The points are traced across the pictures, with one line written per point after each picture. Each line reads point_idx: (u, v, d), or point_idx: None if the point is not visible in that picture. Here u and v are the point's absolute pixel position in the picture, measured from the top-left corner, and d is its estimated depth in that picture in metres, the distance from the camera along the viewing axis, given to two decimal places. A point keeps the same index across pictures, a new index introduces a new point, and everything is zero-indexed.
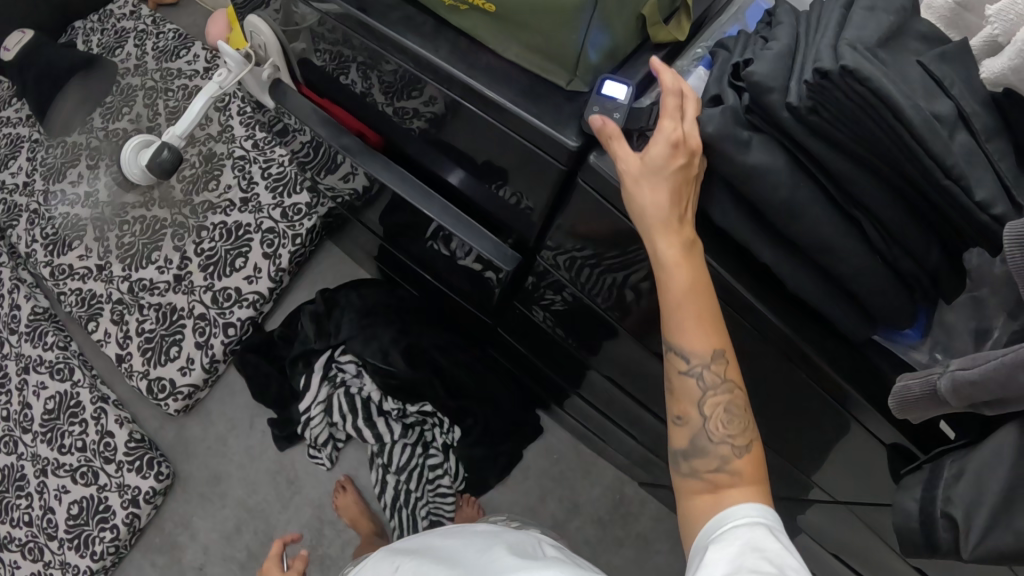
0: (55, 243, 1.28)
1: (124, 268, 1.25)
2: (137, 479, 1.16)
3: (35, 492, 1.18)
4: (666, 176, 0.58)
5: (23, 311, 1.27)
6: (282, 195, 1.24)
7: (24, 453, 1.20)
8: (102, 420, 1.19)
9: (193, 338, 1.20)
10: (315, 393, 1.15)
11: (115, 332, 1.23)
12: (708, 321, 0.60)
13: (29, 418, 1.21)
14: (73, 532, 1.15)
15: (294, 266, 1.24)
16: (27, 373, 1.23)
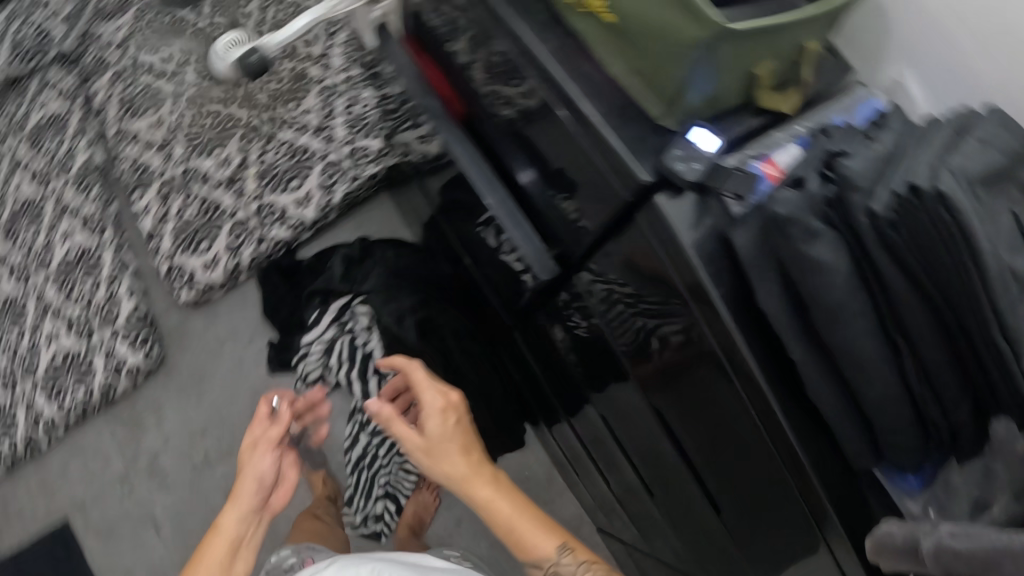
0: (130, 107, 1.30)
1: (185, 153, 1.27)
2: (126, 350, 1.18)
3: (28, 329, 1.20)
4: (446, 439, 0.86)
5: (78, 160, 1.29)
6: (356, 134, 1.24)
7: (29, 291, 1.22)
8: (114, 285, 1.21)
9: (226, 239, 1.23)
10: (322, 331, 1.14)
11: (154, 208, 1.26)
12: (537, 523, 0.83)
13: (48, 259, 1.23)
14: (49, 379, 1.17)
15: (344, 207, 1.26)
16: (58, 219, 1.25)
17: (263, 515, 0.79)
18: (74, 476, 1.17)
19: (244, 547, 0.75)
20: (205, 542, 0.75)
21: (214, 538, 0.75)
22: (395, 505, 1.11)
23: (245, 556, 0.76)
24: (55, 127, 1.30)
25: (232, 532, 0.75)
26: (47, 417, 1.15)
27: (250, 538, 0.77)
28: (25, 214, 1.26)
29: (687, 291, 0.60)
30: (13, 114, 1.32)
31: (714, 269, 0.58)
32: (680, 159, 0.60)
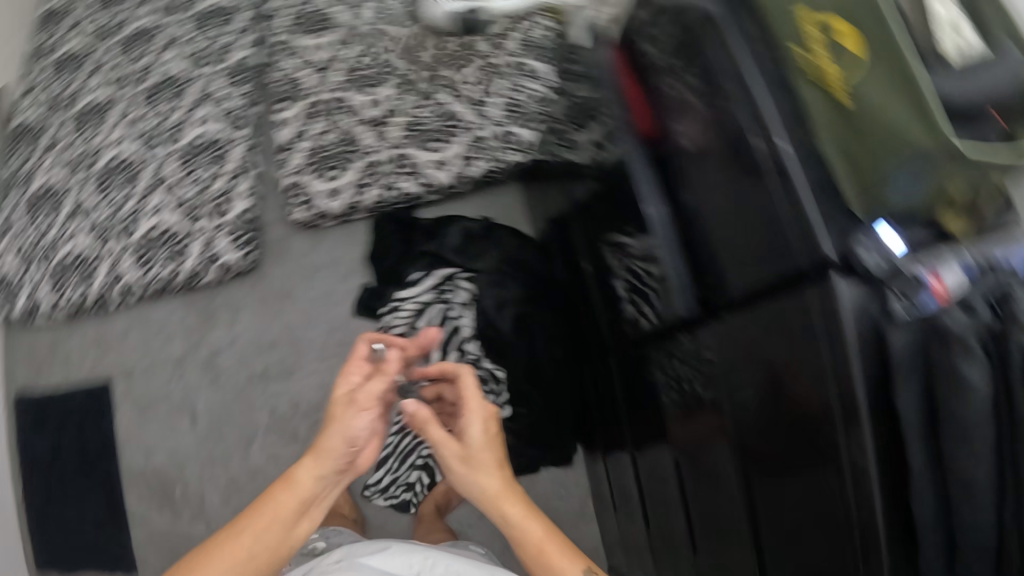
0: (306, 17, 1.15)
1: (341, 82, 1.10)
2: (227, 249, 1.07)
3: (137, 195, 1.11)
4: (484, 447, 0.76)
5: (237, 48, 1.16)
6: (513, 115, 1.04)
7: (143, 161, 1.13)
8: (235, 180, 1.09)
9: (354, 179, 1.06)
10: (419, 291, 1.01)
11: (291, 125, 1.09)
12: (570, 549, 0.71)
13: (177, 134, 1.13)
14: (142, 248, 1.09)
15: (480, 183, 1.08)
16: (195, 96, 1.15)
17: (340, 477, 0.69)
18: (132, 350, 1.11)
19: (312, 508, 0.67)
20: (276, 490, 0.67)
21: (284, 497, 0.66)
22: (429, 478, 1.03)
23: (309, 517, 0.68)
24: (219, 20, 1.17)
25: (308, 494, 0.67)
26: (123, 285, 1.09)
27: (323, 498, 0.68)
28: (158, 85, 1.16)
29: (811, 400, 0.46)
30: None
31: (851, 373, 0.43)
32: (868, 248, 0.44)
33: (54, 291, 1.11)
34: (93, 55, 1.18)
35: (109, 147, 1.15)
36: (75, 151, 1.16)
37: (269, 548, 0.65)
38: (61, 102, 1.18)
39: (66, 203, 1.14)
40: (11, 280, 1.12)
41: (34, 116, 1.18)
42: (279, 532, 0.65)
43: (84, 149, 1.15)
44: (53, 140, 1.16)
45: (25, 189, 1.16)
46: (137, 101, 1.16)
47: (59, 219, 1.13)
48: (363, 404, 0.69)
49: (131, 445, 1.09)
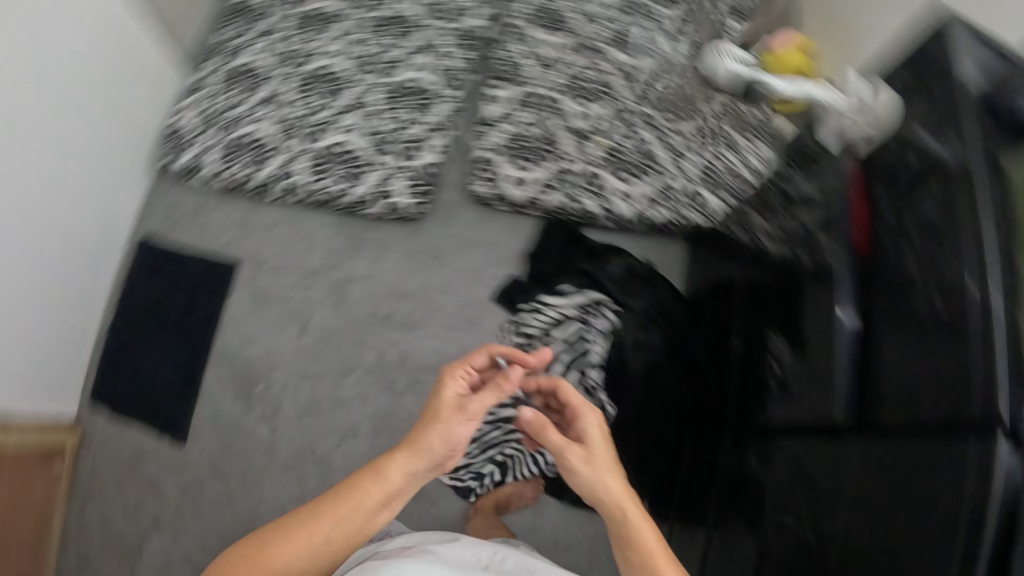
0: (544, 16, 1.19)
1: (560, 82, 1.15)
2: (401, 193, 1.09)
3: (332, 110, 1.14)
4: (604, 451, 0.68)
5: (471, 16, 1.20)
6: (707, 181, 1.10)
7: (348, 79, 1.16)
8: (431, 134, 1.11)
9: (544, 175, 1.09)
10: (564, 305, 1.05)
11: (501, 104, 1.13)
12: None
13: (389, 70, 1.16)
14: (321, 158, 1.11)
15: (653, 227, 1.11)
16: (418, 41, 1.18)
17: (427, 476, 0.67)
18: (271, 245, 1.13)
19: (395, 504, 0.65)
20: (360, 479, 0.65)
21: (371, 488, 0.64)
22: (500, 476, 1.06)
23: (389, 511, 0.66)
24: None
25: (395, 488, 0.65)
26: (288, 182, 1.11)
27: (405, 495, 0.66)
28: (386, 18, 1.20)
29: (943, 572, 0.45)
30: None
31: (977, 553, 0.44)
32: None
33: (222, 163, 1.14)
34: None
35: (321, 55, 1.19)
36: (289, 47, 1.20)
37: (343, 536, 0.63)
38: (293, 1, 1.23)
39: (264, 89, 1.17)
40: (188, 138, 1.17)
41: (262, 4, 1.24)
42: (362, 520, 0.63)
43: (298, 49, 1.19)
44: (273, 31, 1.21)
45: (229, 63, 1.21)
46: (362, 24, 1.20)
47: (252, 102, 1.17)
48: (468, 412, 0.67)
49: (234, 332, 1.11)
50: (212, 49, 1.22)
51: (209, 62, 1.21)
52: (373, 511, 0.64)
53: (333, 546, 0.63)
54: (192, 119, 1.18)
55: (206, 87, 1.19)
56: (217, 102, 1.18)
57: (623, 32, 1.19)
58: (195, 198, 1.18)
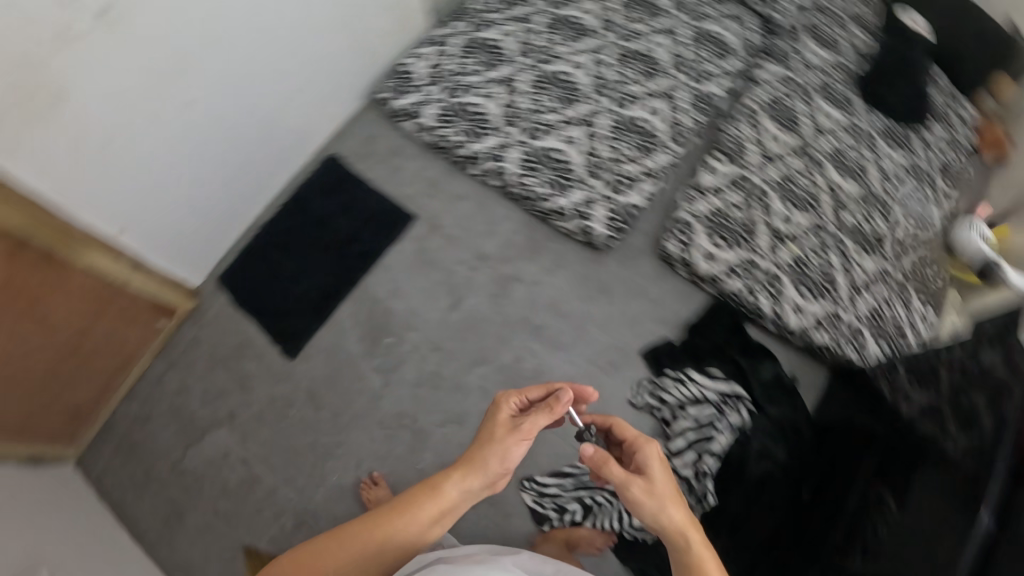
0: (778, 109, 1.20)
1: (773, 178, 1.16)
2: (600, 220, 1.09)
3: (560, 116, 1.15)
4: (666, 483, 0.72)
5: (712, 81, 1.21)
6: (873, 325, 1.11)
7: (583, 93, 1.17)
8: (644, 177, 1.13)
9: (731, 260, 1.11)
10: (709, 386, 1.06)
11: (716, 177, 1.15)
12: None
13: (624, 101, 1.17)
14: (535, 157, 1.12)
15: (805, 346, 1.12)
16: (660, 86, 1.19)
17: (479, 493, 0.76)
18: (452, 215, 1.13)
19: (446, 519, 0.76)
20: (420, 490, 0.76)
21: (427, 499, 0.75)
22: (581, 517, 1.06)
23: (442, 523, 0.76)
24: (714, 51, 1.24)
25: (450, 499, 0.75)
26: (496, 165, 1.12)
27: (457, 509, 0.77)
28: (636, 52, 1.21)
29: None
30: (705, 12, 1.27)
31: None
32: None
33: (439, 120, 1.15)
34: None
35: (565, 61, 1.20)
36: (536, 39, 1.21)
37: (400, 541, 0.74)
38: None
39: (501, 69, 1.18)
40: (413, 84, 1.17)
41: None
42: (414, 533, 0.74)
43: (545, 45, 1.21)
44: (528, 19, 1.23)
45: (476, 31, 1.22)
46: (611, 47, 1.22)
47: (486, 76, 1.17)
48: (523, 438, 0.75)
49: (385, 280, 1.11)
50: (464, 10, 1.24)
51: (457, 22, 1.23)
52: (429, 517, 0.75)
53: (391, 547, 0.74)
54: (423, 68, 1.18)
55: (448, 44, 1.20)
56: (452, 61, 1.18)
57: (844, 153, 1.19)
58: (393, 140, 1.19)
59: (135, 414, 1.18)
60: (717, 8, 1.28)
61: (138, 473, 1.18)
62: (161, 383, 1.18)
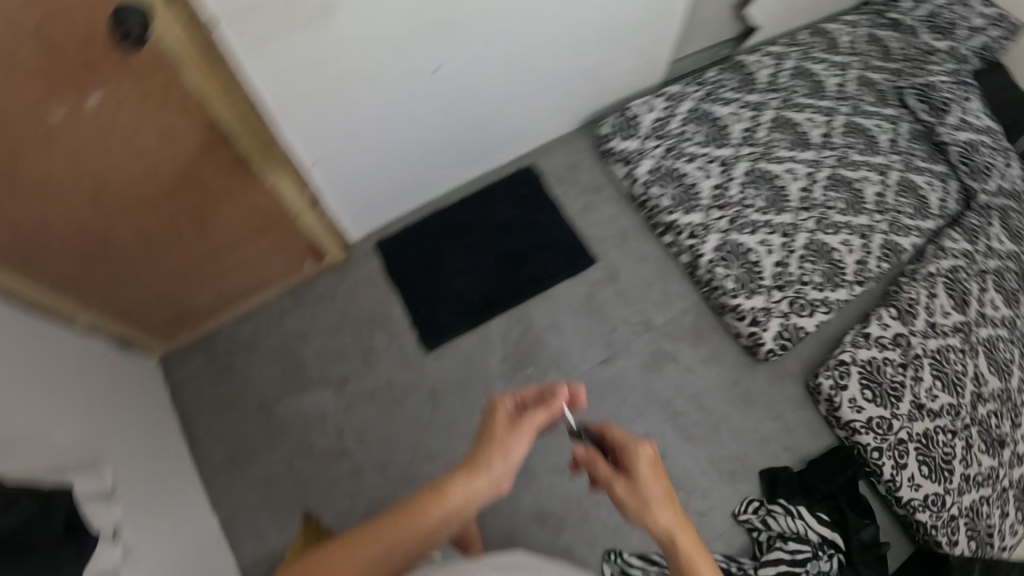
0: (955, 281, 1.18)
1: (929, 348, 1.13)
2: (771, 333, 1.09)
3: (763, 217, 1.15)
4: (656, 486, 0.65)
5: (908, 234, 1.20)
6: (974, 526, 1.07)
7: (790, 204, 1.17)
8: (823, 305, 1.11)
9: (872, 413, 1.08)
10: (815, 525, 0.99)
11: (884, 331, 1.13)
12: None
13: (825, 224, 1.16)
14: (727, 249, 1.12)
15: (910, 522, 1.06)
16: (860, 222, 1.18)
17: (480, 506, 0.62)
18: (631, 272, 1.13)
19: (450, 532, 0.60)
20: (420, 502, 0.60)
21: (428, 505, 0.59)
22: None
23: (451, 541, 0.60)
24: (917, 204, 1.22)
25: (450, 504, 0.60)
26: (693, 242, 1.12)
27: (461, 522, 0.61)
28: (846, 180, 1.21)
29: None
30: (920, 165, 1.25)
31: None
32: None
33: (650, 178, 1.16)
34: (832, 108, 1.27)
35: (783, 165, 1.19)
36: (759, 132, 1.21)
37: (391, 559, 0.58)
38: (784, 100, 1.25)
39: (722, 151, 1.19)
40: (637, 133, 1.18)
41: (761, 81, 1.26)
42: (407, 556, 0.58)
43: (767, 142, 1.20)
44: (758, 110, 1.23)
45: (706, 103, 1.22)
46: (826, 167, 1.21)
47: (706, 152, 1.18)
48: (522, 434, 0.66)
49: (547, 310, 1.11)
50: (701, 78, 1.24)
51: (691, 87, 1.23)
52: (426, 532, 0.59)
53: (386, 567, 0.58)
54: (651, 121, 1.19)
55: (680, 107, 1.21)
56: (679, 125, 1.19)
57: (996, 348, 1.17)
58: (595, 177, 1.20)
59: (245, 339, 1.16)
60: (930, 163, 1.26)
61: (219, 399, 1.14)
62: (284, 320, 1.16)
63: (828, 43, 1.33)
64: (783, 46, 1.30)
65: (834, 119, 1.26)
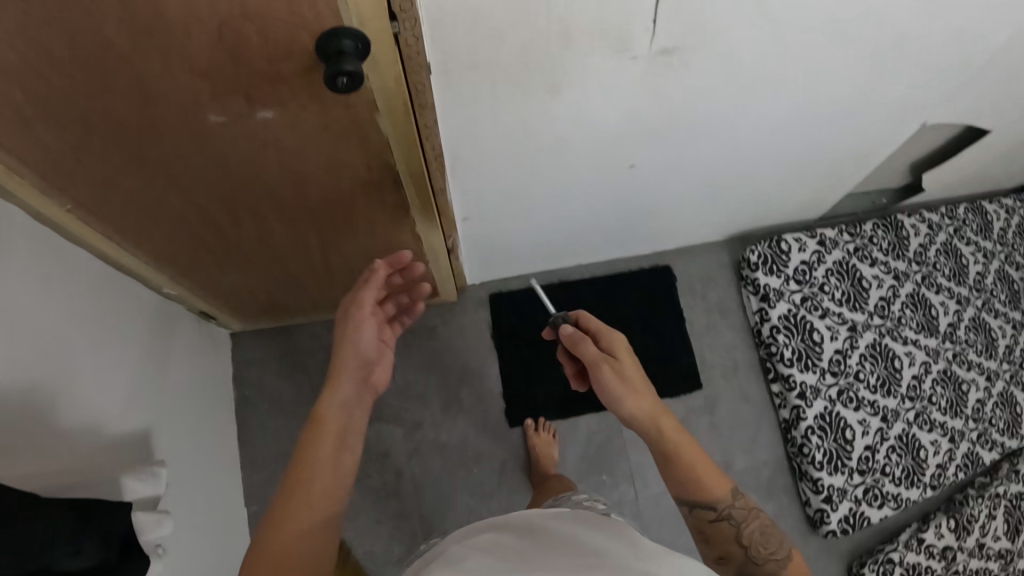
0: (1010, 510, 1.34)
1: (969, 565, 1.29)
2: (837, 513, 1.27)
3: (867, 402, 1.31)
4: (629, 366, 0.88)
5: (982, 449, 1.38)
6: None
7: (899, 389, 1.33)
8: (889, 496, 1.30)
9: None
10: None
11: (937, 540, 1.28)
12: (703, 465, 0.86)
13: (916, 419, 1.34)
14: (827, 421, 1.29)
15: None
16: (952, 425, 1.37)
17: (357, 395, 0.85)
18: (728, 411, 1.33)
19: (345, 436, 0.81)
20: (314, 437, 0.78)
21: (322, 430, 0.79)
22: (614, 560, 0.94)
23: (351, 445, 0.81)
24: (1000, 427, 1.40)
25: (333, 421, 0.81)
26: (800, 404, 1.29)
27: (352, 428, 0.82)
28: (952, 380, 1.38)
29: None
30: (1010, 390, 1.44)
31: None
32: None
33: (782, 330, 1.32)
34: (964, 301, 1.42)
35: (901, 353, 1.35)
36: (894, 308, 1.36)
37: (315, 503, 0.74)
38: (923, 276, 1.40)
39: (854, 314, 1.34)
40: (783, 271, 1.33)
41: (910, 250, 1.40)
42: (326, 472, 0.77)
43: (899, 321, 1.36)
44: (899, 280, 1.38)
45: (854, 257, 1.37)
46: (941, 362, 1.38)
47: (840, 311, 1.34)
48: (362, 319, 0.87)
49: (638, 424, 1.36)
50: (858, 230, 1.39)
51: (844, 236, 1.38)
52: (332, 449, 0.79)
53: (322, 503, 0.75)
54: (798, 263, 1.33)
55: (828, 257, 1.35)
56: (827, 278, 1.34)
57: None
58: (725, 301, 1.37)
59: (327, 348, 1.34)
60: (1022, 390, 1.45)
61: (283, 397, 1.30)
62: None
63: (981, 224, 1.47)
64: (940, 217, 1.44)
65: (962, 312, 1.41)
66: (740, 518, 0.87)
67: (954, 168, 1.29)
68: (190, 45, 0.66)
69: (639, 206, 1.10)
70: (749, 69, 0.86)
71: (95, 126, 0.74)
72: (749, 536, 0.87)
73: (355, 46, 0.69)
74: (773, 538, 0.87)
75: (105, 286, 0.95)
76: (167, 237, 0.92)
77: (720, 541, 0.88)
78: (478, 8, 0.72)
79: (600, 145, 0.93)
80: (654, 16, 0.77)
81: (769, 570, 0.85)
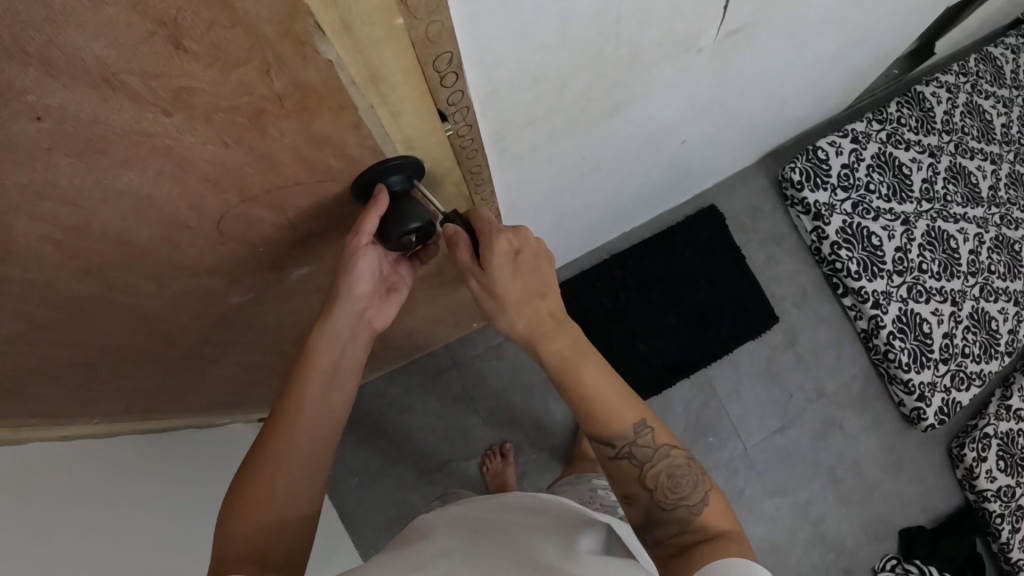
0: None
1: None
2: (934, 406, 1.41)
3: (941, 291, 1.42)
4: (510, 283, 0.61)
5: None
6: None
7: (960, 268, 1.44)
8: (973, 373, 1.44)
9: (1005, 480, 1.42)
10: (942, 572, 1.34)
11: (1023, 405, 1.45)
12: (614, 390, 0.64)
13: (983, 294, 1.46)
14: (907, 321, 1.40)
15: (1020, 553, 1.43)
16: (1014, 288, 1.50)
17: (354, 334, 0.64)
18: (809, 339, 1.43)
19: (339, 378, 0.63)
20: (302, 377, 0.61)
21: (309, 366, 0.61)
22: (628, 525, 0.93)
23: (338, 389, 0.63)
24: None
25: (327, 354, 0.62)
26: (876, 313, 1.39)
27: (348, 365, 0.64)
28: (1005, 241, 1.50)
29: None
30: None
31: None
32: None
33: (843, 242, 1.39)
34: (996, 155, 1.53)
35: (956, 233, 1.45)
36: (939, 187, 1.45)
37: (286, 478, 0.58)
38: (955, 145, 1.49)
39: (904, 205, 1.43)
40: (827, 182, 1.40)
41: (937, 119, 1.49)
42: (308, 433, 0.60)
43: (946, 201, 1.45)
44: (935, 156, 1.47)
45: (889, 143, 1.45)
46: (991, 229, 1.49)
47: (890, 207, 1.42)
48: (361, 248, 0.58)
49: (729, 379, 1.39)
50: (885, 115, 1.46)
51: (874, 125, 1.45)
52: (318, 399, 0.61)
53: (302, 479, 0.59)
54: (840, 168, 1.41)
55: (865, 153, 1.42)
56: (871, 176, 1.41)
57: None
58: (777, 227, 1.44)
59: (396, 401, 1.32)
60: None
61: (369, 463, 1.29)
62: (439, 377, 1.34)
63: (993, 72, 1.56)
64: (955, 78, 1.52)
65: (998, 171, 1.52)
66: (646, 458, 0.64)
67: (960, 28, 1.25)
68: (181, 256, 0.51)
69: (685, 177, 1.06)
70: (819, 22, 0.77)
71: (96, 364, 0.59)
72: (656, 478, 0.65)
73: (403, 177, 0.55)
74: (687, 479, 0.65)
75: (163, 459, 0.83)
76: (193, 396, 0.81)
77: (622, 481, 0.66)
78: (534, 65, 0.56)
79: (645, 147, 0.85)
80: (725, 4, 0.63)
81: (680, 518, 0.63)
